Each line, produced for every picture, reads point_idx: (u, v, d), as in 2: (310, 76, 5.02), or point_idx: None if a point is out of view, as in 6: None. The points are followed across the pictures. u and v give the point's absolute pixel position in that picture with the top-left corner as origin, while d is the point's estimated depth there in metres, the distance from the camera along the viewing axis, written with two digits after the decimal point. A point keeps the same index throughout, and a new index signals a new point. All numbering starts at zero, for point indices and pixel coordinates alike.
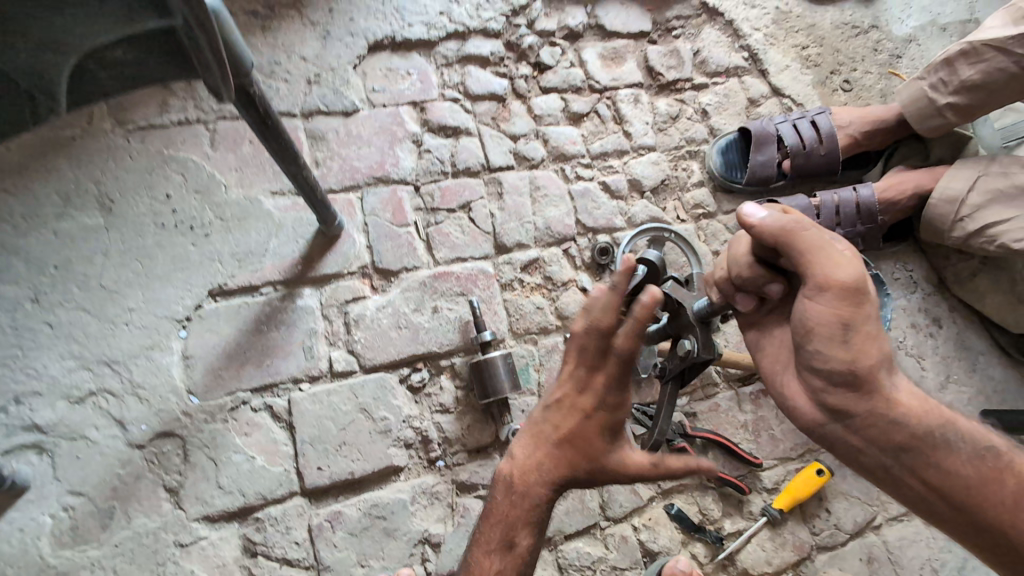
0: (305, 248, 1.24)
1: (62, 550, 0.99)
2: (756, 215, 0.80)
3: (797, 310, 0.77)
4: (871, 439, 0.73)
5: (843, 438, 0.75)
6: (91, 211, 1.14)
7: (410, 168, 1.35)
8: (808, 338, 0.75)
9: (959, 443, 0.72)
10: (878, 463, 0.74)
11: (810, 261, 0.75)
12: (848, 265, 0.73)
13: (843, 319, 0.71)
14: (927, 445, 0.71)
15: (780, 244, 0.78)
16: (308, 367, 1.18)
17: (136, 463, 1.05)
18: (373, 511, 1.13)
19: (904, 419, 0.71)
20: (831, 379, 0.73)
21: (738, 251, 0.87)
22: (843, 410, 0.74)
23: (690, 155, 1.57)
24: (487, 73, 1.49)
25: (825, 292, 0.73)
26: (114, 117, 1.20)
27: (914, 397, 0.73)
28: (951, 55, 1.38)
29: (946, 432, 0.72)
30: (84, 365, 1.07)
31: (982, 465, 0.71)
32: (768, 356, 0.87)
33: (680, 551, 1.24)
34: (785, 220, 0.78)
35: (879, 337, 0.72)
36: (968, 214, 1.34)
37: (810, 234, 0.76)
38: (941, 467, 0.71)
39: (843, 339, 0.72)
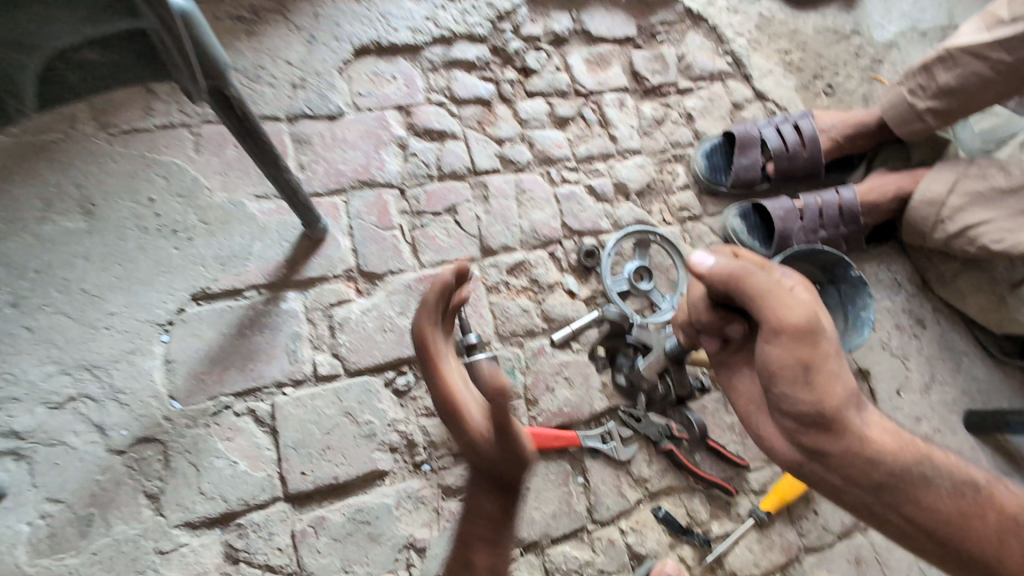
0: (289, 251, 1.23)
1: (38, 558, 0.97)
2: (704, 263, 0.81)
3: (758, 354, 0.76)
4: (849, 478, 0.72)
5: (824, 477, 0.74)
6: (73, 215, 1.14)
7: (395, 171, 1.35)
8: (772, 381, 0.74)
9: (938, 479, 0.72)
10: (859, 501, 0.74)
11: (763, 305, 0.74)
12: (798, 307, 0.72)
13: (802, 361, 0.71)
14: (906, 482, 0.72)
15: (729, 289, 0.78)
16: (292, 371, 1.17)
17: (116, 469, 1.04)
18: (357, 516, 1.12)
19: (879, 456, 0.72)
20: (801, 420, 0.73)
21: (694, 296, 0.89)
22: (819, 451, 0.73)
23: (675, 159, 1.58)
24: (472, 77, 1.50)
25: (781, 335, 0.72)
26: (97, 121, 1.20)
27: (887, 432, 0.74)
28: (928, 61, 1.40)
29: (924, 468, 0.73)
30: (64, 370, 1.06)
31: (962, 501, 0.72)
32: (742, 397, 0.85)
33: (668, 554, 1.24)
34: (732, 265, 0.78)
35: (841, 376, 0.72)
36: (948, 216, 1.36)
37: (758, 278, 0.76)
38: (923, 504, 0.72)
39: (805, 381, 0.71)
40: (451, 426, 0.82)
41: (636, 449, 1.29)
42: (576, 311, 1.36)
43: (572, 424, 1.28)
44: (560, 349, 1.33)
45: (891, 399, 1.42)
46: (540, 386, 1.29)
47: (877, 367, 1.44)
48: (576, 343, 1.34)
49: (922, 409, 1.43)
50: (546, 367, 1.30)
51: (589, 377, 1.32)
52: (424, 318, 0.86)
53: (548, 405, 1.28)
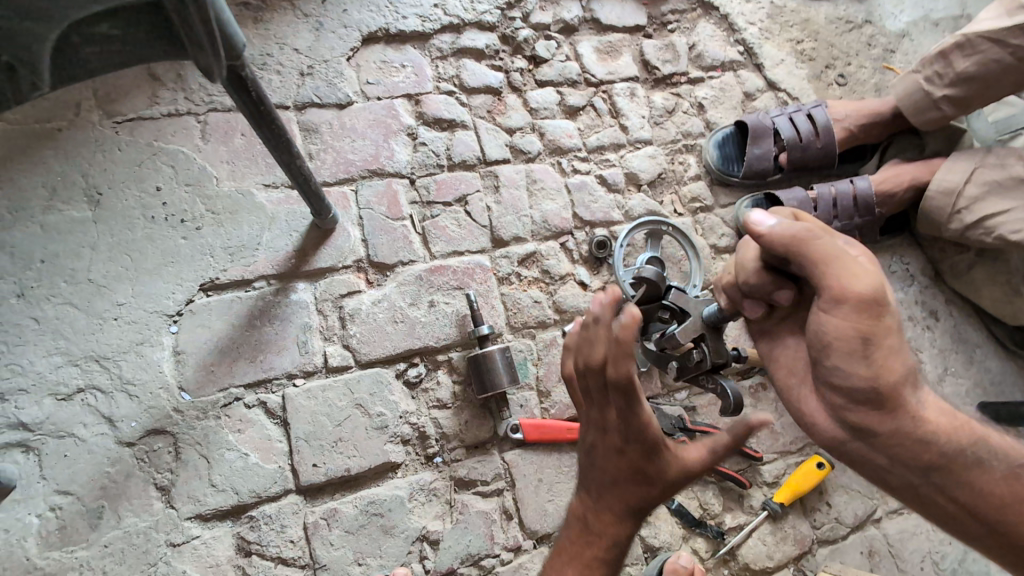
0: (298, 241, 1.22)
1: (49, 551, 0.96)
2: (764, 223, 0.76)
3: (813, 324, 0.72)
4: (897, 457, 0.69)
5: (868, 457, 0.71)
6: (80, 204, 1.12)
7: (405, 161, 1.34)
8: (825, 353, 0.70)
9: (991, 461, 0.69)
10: (905, 482, 0.71)
11: (825, 272, 0.70)
12: (865, 276, 0.68)
13: (863, 333, 0.67)
14: (957, 464, 0.68)
15: (789, 253, 0.73)
16: (303, 362, 1.16)
17: (126, 461, 1.03)
18: (369, 508, 1.11)
19: (934, 437, 0.68)
20: (852, 397, 0.69)
21: (747, 258, 0.83)
22: (866, 429, 0.70)
23: (686, 149, 1.56)
24: (482, 66, 1.48)
25: (843, 304, 0.68)
26: (103, 109, 1.18)
27: (943, 414, 0.70)
28: (945, 48, 1.38)
29: (979, 451, 0.69)
30: (72, 361, 1.05)
31: (1021, 487, 0.68)
32: (784, 368, 0.82)
33: (681, 546, 1.23)
34: (796, 228, 0.73)
35: (901, 353, 0.68)
36: (965, 206, 1.34)
37: (823, 243, 0.71)
38: (974, 486, 0.69)
39: (863, 355, 0.67)
40: (625, 458, 0.79)
41: None
42: (588, 303, 1.35)
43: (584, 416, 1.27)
44: None
45: None
46: (552, 378, 1.28)
47: None
48: None
49: None
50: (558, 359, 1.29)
51: None
52: (623, 362, 0.72)
53: (560, 397, 1.27)
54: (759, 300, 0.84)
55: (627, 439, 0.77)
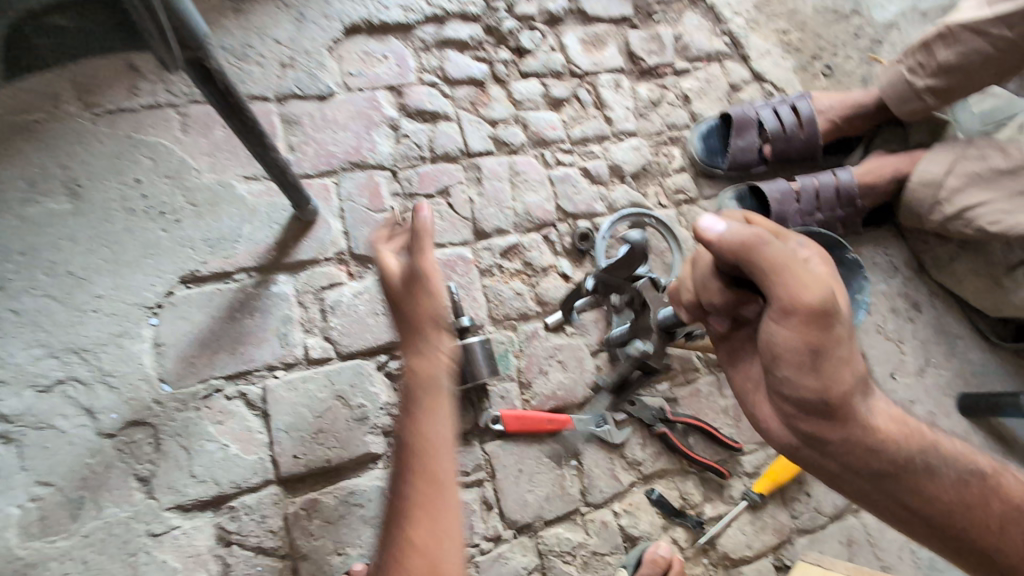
0: (279, 234, 1.22)
1: (29, 541, 0.97)
2: (714, 229, 0.72)
3: (765, 334, 0.72)
4: (847, 465, 0.74)
5: (821, 463, 0.75)
6: (59, 197, 1.12)
7: (387, 153, 1.33)
8: (775, 364, 0.72)
9: (937, 466, 0.76)
10: (855, 487, 0.76)
11: (777, 280, 0.68)
12: (815, 284, 0.67)
13: (811, 345, 0.68)
14: (906, 471, 0.74)
15: (740, 259, 0.71)
16: (284, 354, 1.16)
17: (106, 452, 1.03)
18: (350, 498, 1.12)
19: (883, 446, 0.73)
20: (803, 408, 0.72)
21: (702, 265, 0.81)
22: (819, 439, 0.73)
23: (671, 141, 1.56)
24: (465, 57, 1.47)
25: (791, 316, 0.68)
26: (81, 100, 1.18)
27: (893, 422, 0.75)
28: (928, 38, 1.37)
29: (926, 456, 0.75)
30: (52, 353, 1.05)
31: (964, 489, 0.76)
32: (739, 376, 0.83)
33: (661, 535, 1.24)
34: (745, 233, 0.70)
35: (851, 363, 0.71)
36: (945, 197, 1.35)
37: (774, 249, 0.69)
38: (923, 491, 0.75)
39: (812, 367, 0.69)
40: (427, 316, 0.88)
41: (630, 432, 1.29)
42: (570, 295, 1.36)
43: (566, 407, 1.28)
44: (555, 333, 1.32)
45: (886, 381, 1.42)
46: (534, 370, 1.28)
47: (872, 350, 1.44)
48: (571, 327, 1.34)
49: (916, 391, 1.43)
50: (540, 351, 1.30)
51: (583, 361, 1.32)
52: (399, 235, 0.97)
53: (542, 388, 1.28)
54: (722, 311, 0.82)
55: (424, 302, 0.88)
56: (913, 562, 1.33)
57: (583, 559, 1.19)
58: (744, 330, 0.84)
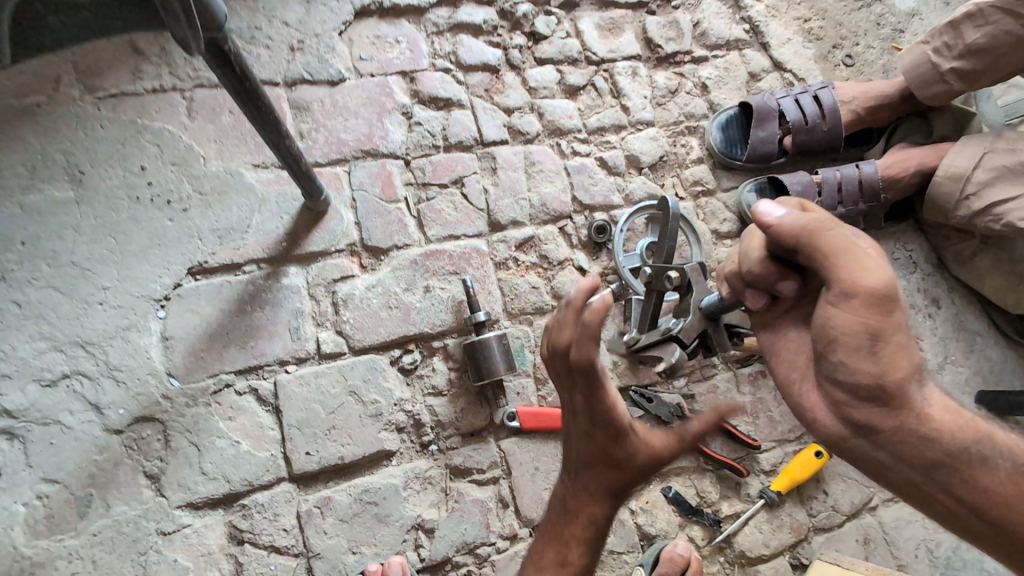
0: (290, 224, 1.18)
1: (36, 540, 0.94)
2: (772, 214, 0.74)
3: (820, 316, 0.69)
4: (899, 454, 0.67)
5: (869, 454, 0.69)
6: (61, 184, 1.07)
7: (399, 141, 1.29)
8: (831, 348, 0.68)
9: (998, 459, 0.66)
10: (906, 479, 0.68)
11: (838, 263, 0.67)
12: (878, 269, 0.65)
13: (870, 329, 0.64)
14: (962, 462, 0.65)
15: (799, 244, 0.71)
16: (295, 349, 1.13)
17: (114, 448, 1.00)
18: (364, 496, 1.09)
19: (939, 434, 0.65)
20: (855, 392, 0.67)
21: (751, 244, 0.82)
22: (869, 426, 0.67)
23: (689, 131, 1.52)
24: (479, 42, 1.42)
25: (852, 298, 0.65)
26: (83, 83, 1.13)
27: (948, 410, 0.66)
28: (957, 18, 1.33)
29: (983, 447, 0.66)
30: (56, 346, 1.01)
31: (1022, 481, 0.65)
32: (784, 361, 0.79)
33: (677, 534, 1.23)
34: (805, 219, 0.71)
35: (909, 348, 0.65)
36: (973, 192, 1.32)
37: (833, 234, 0.68)
38: (975, 484, 0.65)
39: (870, 351, 0.65)
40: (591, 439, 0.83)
41: (646, 429, 1.27)
42: None
43: None
44: None
45: None
46: None
47: None
48: None
49: None
50: None
51: (600, 357, 1.29)
52: (587, 346, 0.73)
53: None
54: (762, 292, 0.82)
55: (595, 424, 0.81)
56: (929, 560, 1.32)
57: (600, 558, 1.17)
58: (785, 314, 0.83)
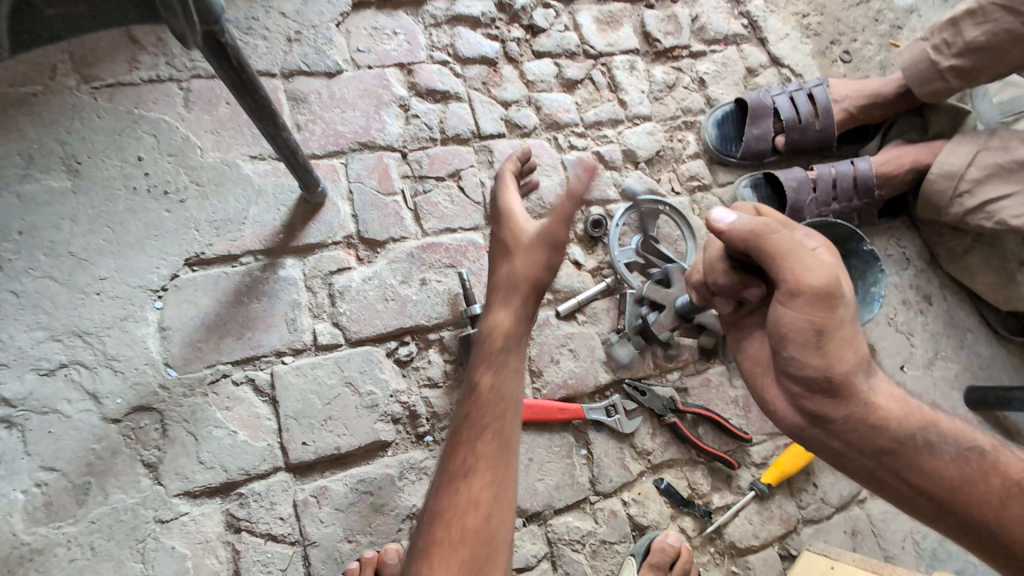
0: (287, 216, 1.18)
1: (35, 527, 0.95)
2: (725, 219, 0.75)
3: (771, 316, 0.72)
4: (851, 443, 0.69)
5: (825, 443, 0.71)
6: (58, 173, 1.08)
7: (396, 133, 1.29)
8: (781, 345, 0.70)
9: (943, 444, 0.68)
10: (860, 467, 0.70)
11: (784, 264, 0.70)
12: (820, 270, 0.68)
13: (816, 325, 0.67)
14: (908, 448, 0.68)
15: (748, 248, 0.73)
16: (292, 340, 1.14)
17: (112, 437, 1.01)
18: (360, 486, 1.11)
19: (885, 422, 0.68)
20: (808, 385, 0.69)
21: (710, 252, 0.83)
22: (822, 416, 0.70)
23: (686, 126, 1.53)
24: (477, 35, 1.42)
25: (799, 297, 0.68)
26: (79, 73, 1.13)
27: (895, 400, 0.69)
28: (958, 15, 1.34)
29: (927, 433, 0.68)
30: (54, 336, 1.02)
31: (965, 464, 0.67)
32: (746, 360, 0.80)
33: (669, 525, 1.25)
34: (755, 221, 0.73)
35: (853, 342, 0.68)
36: (966, 190, 1.33)
37: (778, 237, 0.71)
38: (922, 469, 0.67)
39: (817, 345, 0.67)
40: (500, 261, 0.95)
41: (640, 422, 1.28)
42: (582, 283, 1.34)
43: (576, 397, 1.27)
44: (566, 321, 1.31)
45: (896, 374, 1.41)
46: (545, 359, 1.27)
47: (882, 343, 1.43)
48: (582, 315, 1.32)
49: (925, 383, 1.42)
50: (551, 339, 1.28)
51: (594, 350, 1.30)
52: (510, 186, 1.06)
53: (553, 376, 1.26)
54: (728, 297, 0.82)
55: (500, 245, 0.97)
56: (915, 551, 1.35)
57: (593, 548, 1.19)
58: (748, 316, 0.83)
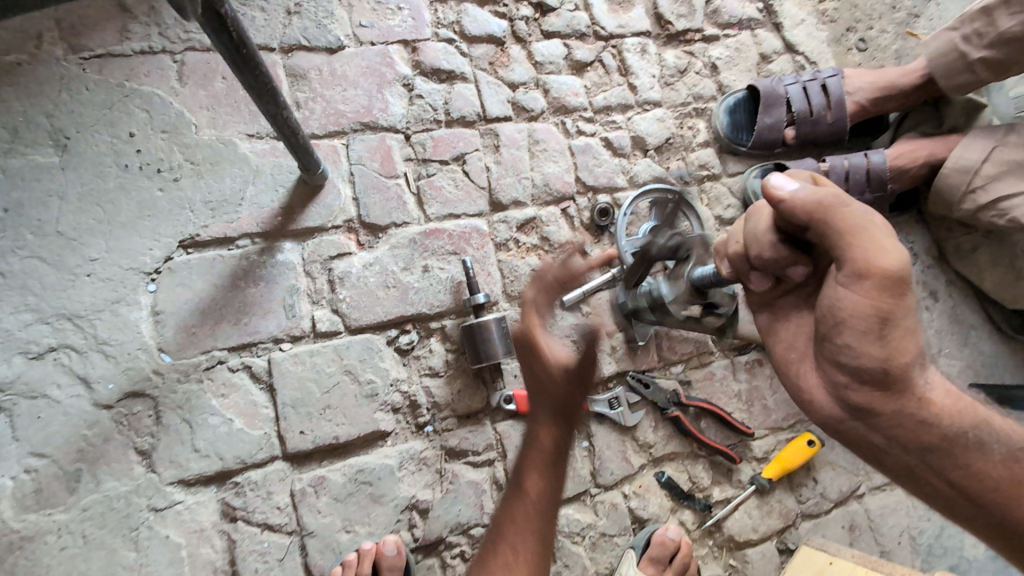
0: (285, 197, 1.14)
1: (25, 513, 0.92)
2: (786, 188, 0.70)
3: (829, 298, 0.67)
4: (896, 438, 0.66)
5: (867, 436, 0.68)
6: (45, 148, 1.03)
7: (400, 114, 1.25)
8: (837, 330, 0.66)
9: (996, 445, 0.66)
10: (901, 463, 0.68)
11: (851, 243, 0.65)
12: (893, 251, 0.63)
13: (881, 312, 0.63)
14: (960, 447, 0.65)
15: (811, 222, 0.68)
16: (290, 326, 1.11)
17: (104, 424, 0.98)
18: (358, 476, 1.09)
19: (937, 419, 0.65)
20: (858, 375, 0.66)
21: (757, 224, 0.78)
22: (869, 409, 0.66)
23: (697, 113, 1.49)
24: (484, 12, 1.36)
25: (865, 279, 0.63)
26: (67, 42, 1.07)
27: (950, 395, 0.66)
28: (991, 4, 1.30)
29: (981, 433, 0.66)
30: (42, 318, 0.98)
31: (1017, 467, 0.65)
32: (785, 343, 0.77)
33: (669, 518, 1.24)
34: (823, 194, 0.68)
35: (916, 333, 0.64)
36: (980, 185, 1.30)
37: (849, 212, 0.66)
38: (969, 467, 0.65)
39: (879, 335, 0.63)
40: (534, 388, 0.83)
41: (642, 415, 1.27)
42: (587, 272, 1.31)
43: None
44: (570, 311, 1.28)
45: None
46: None
47: None
48: (586, 305, 1.30)
49: None
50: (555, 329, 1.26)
51: (598, 341, 1.28)
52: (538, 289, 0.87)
53: None
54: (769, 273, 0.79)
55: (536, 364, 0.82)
56: (912, 547, 1.36)
57: (592, 541, 1.18)
58: (788, 296, 0.80)
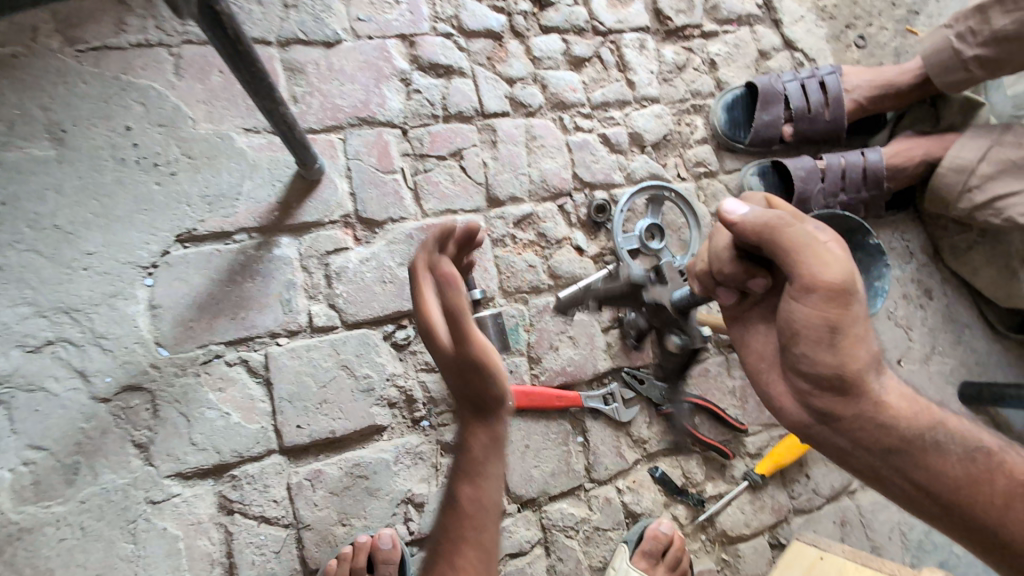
0: (282, 192, 1.15)
1: (23, 505, 0.92)
2: (737, 211, 0.72)
3: (783, 311, 0.69)
4: (859, 441, 0.68)
5: (831, 441, 0.70)
6: (41, 141, 1.02)
7: (397, 109, 1.25)
8: (793, 340, 0.68)
9: (949, 444, 0.68)
10: (866, 466, 0.70)
11: (797, 259, 0.67)
12: (837, 265, 0.65)
13: (830, 322, 0.65)
14: (918, 448, 0.67)
15: (760, 241, 0.71)
16: (287, 321, 1.11)
17: (102, 417, 0.99)
18: (354, 470, 1.10)
19: (896, 421, 0.67)
20: (817, 382, 0.68)
21: (716, 242, 0.80)
22: (830, 414, 0.68)
23: (695, 109, 1.49)
24: (482, 6, 1.36)
25: (812, 293, 0.65)
26: (63, 34, 1.06)
27: (904, 398, 0.68)
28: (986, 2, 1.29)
29: (937, 433, 0.68)
30: (39, 312, 0.98)
31: (972, 465, 0.67)
32: (751, 354, 0.78)
33: (662, 512, 1.25)
34: (768, 215, 0.70)
35: (867, 340, 0.66)
36: (976, 184, 1.31)
37: (794, 230, 0.68)
38: (928, 468, 0.67)
39: (830, 343, 0.65)
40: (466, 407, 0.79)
41: (637, 411, 1.28)
42: (584, 269, 1.31)
43: (575, 384, 1.26)
44: None
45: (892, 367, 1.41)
46: (544, 344, 1.25)
47: (881, 336, 1.42)
48: None
49: (921, 378, 1.43)
50: (551, 325, 1.26)
51: (594, 338, 1.29)
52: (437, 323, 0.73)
53: (552, 363, 1.25)
54: (730, 288, 0.80)
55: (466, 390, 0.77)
56: (902, 543, 1.37)
57: (586, 535, 1.20)
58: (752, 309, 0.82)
